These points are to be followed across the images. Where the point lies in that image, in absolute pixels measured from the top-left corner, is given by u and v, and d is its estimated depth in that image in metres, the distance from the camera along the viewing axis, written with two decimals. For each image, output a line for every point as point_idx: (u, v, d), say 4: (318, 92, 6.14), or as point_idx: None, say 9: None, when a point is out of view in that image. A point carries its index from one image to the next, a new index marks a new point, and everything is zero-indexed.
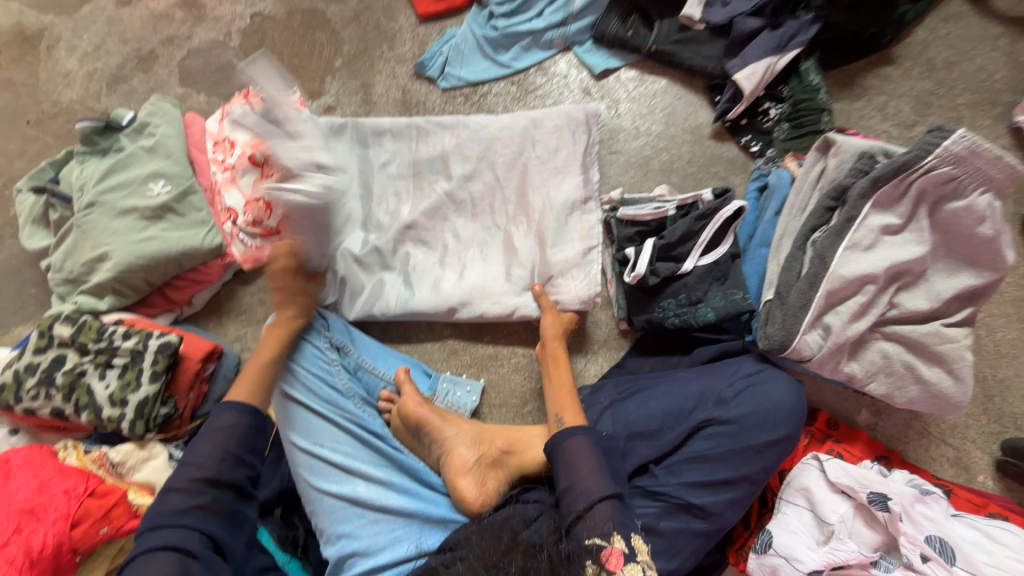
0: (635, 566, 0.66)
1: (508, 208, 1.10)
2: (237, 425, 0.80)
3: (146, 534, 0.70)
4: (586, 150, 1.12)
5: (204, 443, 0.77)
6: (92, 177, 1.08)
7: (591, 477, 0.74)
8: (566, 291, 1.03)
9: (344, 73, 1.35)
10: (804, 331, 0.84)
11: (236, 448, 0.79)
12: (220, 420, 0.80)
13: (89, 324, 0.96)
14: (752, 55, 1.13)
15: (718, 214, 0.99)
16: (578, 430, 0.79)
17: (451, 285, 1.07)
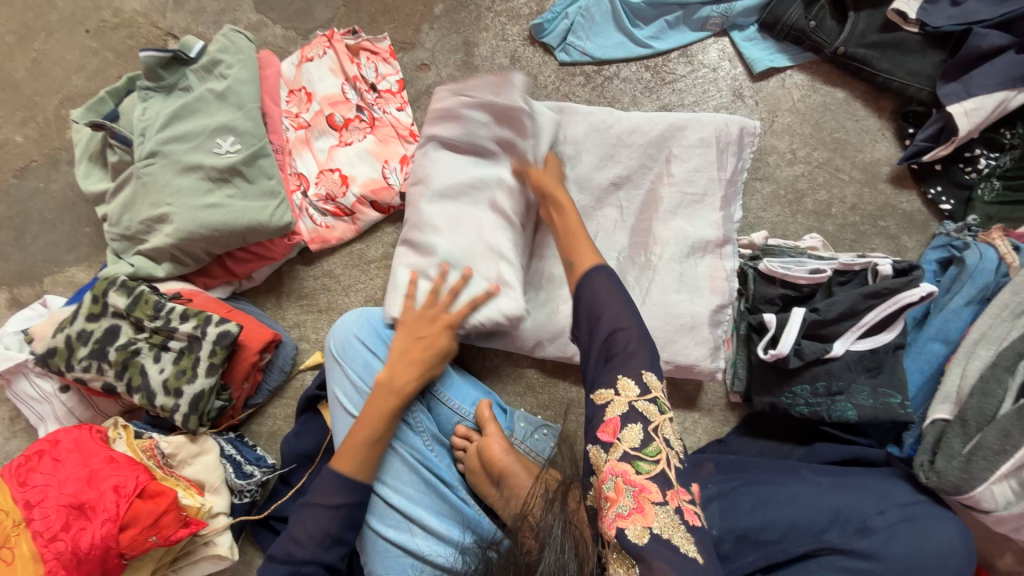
0: (635, 427, 0.55)
1: (617, 238, 0.95)
2: (344, 502, 0.72)
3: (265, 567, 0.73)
4: (729, 180, 0.93)
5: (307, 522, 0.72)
6: (155, 120, 0.93)
7: (613, 306, 0.62)
8: (679, 357, 0.86)
9: (444, 22, 1.12)
10: (993, 481, 0.67)
11: (337, 532, 0.72)
12: (325, 498, 0.72)
13: (145, 296, 0.86)
14: (981, 84, 0.87)
15: (896, 295, 0.79)
16: (600, 268, 0.65)
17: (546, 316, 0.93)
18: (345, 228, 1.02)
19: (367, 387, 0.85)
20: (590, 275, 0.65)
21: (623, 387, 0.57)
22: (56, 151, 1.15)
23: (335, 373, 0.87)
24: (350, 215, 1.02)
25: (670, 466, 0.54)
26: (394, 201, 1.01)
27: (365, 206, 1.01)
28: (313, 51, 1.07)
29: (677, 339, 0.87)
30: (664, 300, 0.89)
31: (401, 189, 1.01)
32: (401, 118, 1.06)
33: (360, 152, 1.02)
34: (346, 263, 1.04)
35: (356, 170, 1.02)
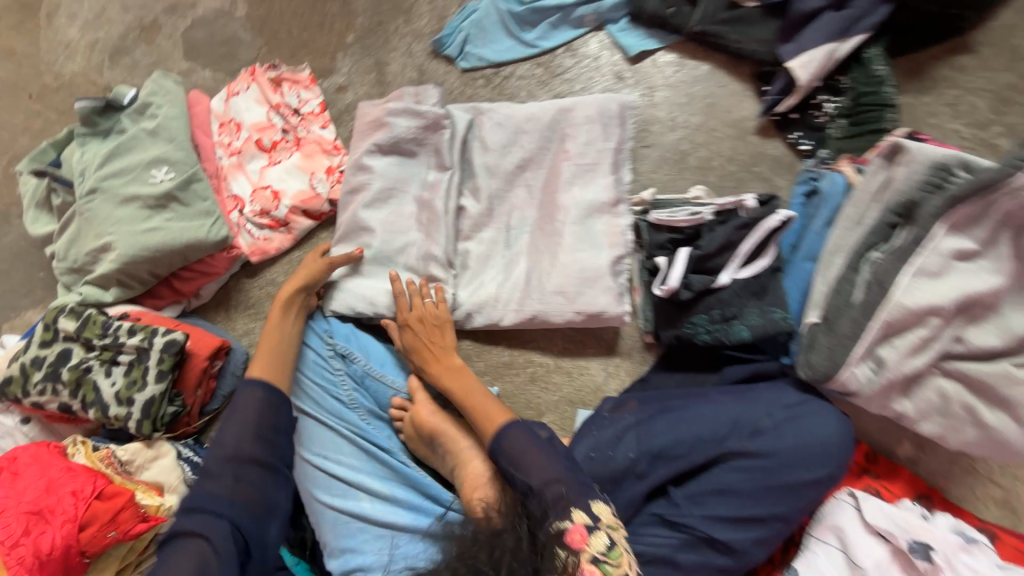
0: (601, 536, 0.64)
1: (528, 213, 1.06)
2: (265, 400, 0.79)
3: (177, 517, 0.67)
4: (616, 148, 1.05)
5: (229, 427, 0.75)
6: (93, 161, 1.03)
7: (538, 464, 0.72)
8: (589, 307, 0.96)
9: (357, 48, 1.25)
10: (852, 363, 0.76)
11: (263, 427, 0.77)
12: (247, 397, 0.79)
13: (93, 318, 0.93)
14: (811, 40, 1.01)
15: (761, 223, 0.91)
16: (514, 425, 0.77)
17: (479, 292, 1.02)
18: (282, 238, 1.10)
19: (300, 373, 0.92)
20: (519, 428, 0.77)
21: (577, 517, 0.65)
22: (6, 206, 1.22)
23: None
24: (285, 226, 1.10)
25: (630, 571, 0.63)
26: (324, 207, 1.11)
27: (298, 216, 1.10)
28: (239, 86, 1.19)
29: (584, 293, 0.96)
30: (570, 258, 0.98)
31: (329, 196, 1.11)
32: (325, 135, 1.17)
33: (289, 168, 1.12)
34: (287, 271, 1.12)
35: (286, 185, 1.11)
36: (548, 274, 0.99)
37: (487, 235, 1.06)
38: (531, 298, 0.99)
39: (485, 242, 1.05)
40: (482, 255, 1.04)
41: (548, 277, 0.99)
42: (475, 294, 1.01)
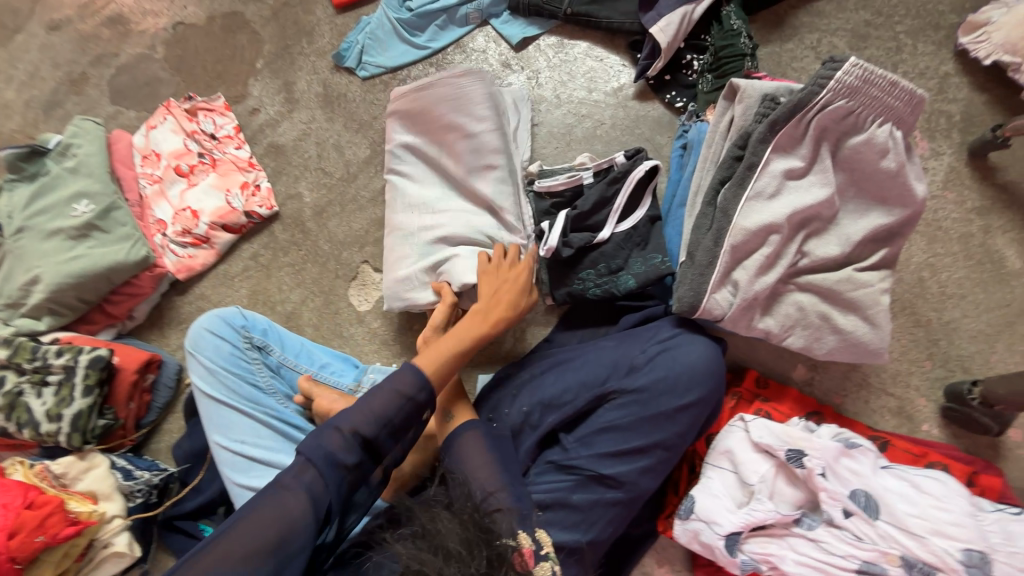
0: (546, 564, 0.68)
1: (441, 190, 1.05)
2: (414, 396, 0.74)
3: (298, 470, 0.68)
4: (486, 115, 1.01)
5: (371, 404, 0.72)
6: (19, 203, 1.11)
7: (480, 468, 0.74)
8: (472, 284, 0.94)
9: (267, 73, 1.34)
10: (712, 291, 0.80)
11: (399, 422, 0.73)
12: (401, 383, 0.74)
13: (23, 345, 0.99)
14: (666, 6, 1.08)
15: (630, 176, 0.96)
16: (470, 426, 0.79)
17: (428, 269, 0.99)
18: (206, 254, 1.17)
19: (217, 366, 0.95)
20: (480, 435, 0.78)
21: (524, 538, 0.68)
22: None
23: (191, 366, 0.96)
24: (207, 241, 1.17)
25: None
26: (241, 220, 1.18)
27: (218, 231, 1.18)
28: (156, 119, 1.27)
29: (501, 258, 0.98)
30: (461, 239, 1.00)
31: (245, 210, 1.18)
32: (240, 154, 1.25)
33: (206, 188, 1.20)
34: (214, 284, 1.19)
35: (205, 203, 1.19)
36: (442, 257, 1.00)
37: (400, 223, 1.04)
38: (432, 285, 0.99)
39: (396, 236, 1.04)
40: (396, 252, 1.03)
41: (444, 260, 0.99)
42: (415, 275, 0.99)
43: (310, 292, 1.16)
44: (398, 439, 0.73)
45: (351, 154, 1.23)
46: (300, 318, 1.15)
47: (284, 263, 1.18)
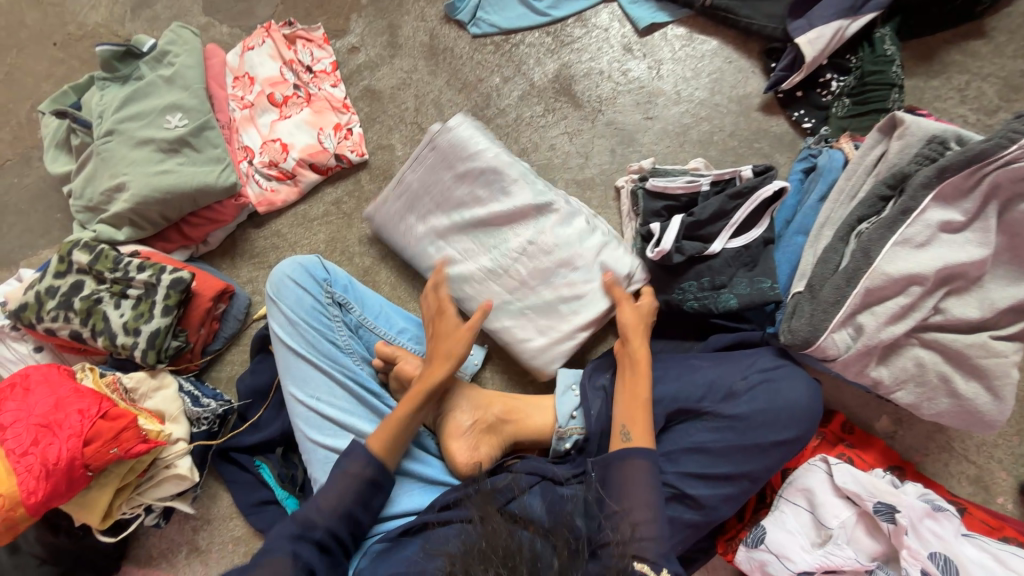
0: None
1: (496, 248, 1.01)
2: (363, 475, 0.77)
3: (263, 560, 0.70)
4: (486, 147, 1.00)
5: (327, 492, 0.76)
6: (111, 104, 1.06)
7: (628, 494, 0.74)
8: (621, 275, 0.96)
9: (371, 10, 1.26)
10: (832, 330, 0.77)
11: (354, 503, 0.76)
12: (351, 465, 0.78)
13: (106, 253, 0.97)
14: (820, 16, 1.01)
15: (756, 193, 0.91)
16: (639, 454, 0.76)
17: (537, 329, 0.98)
18: (289, 190, 1.14)
19: (298, 317, 0.93)
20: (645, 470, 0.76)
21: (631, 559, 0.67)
22: (29, 148, 1.28)
23: (272, 312, 0.94)
24: (293, 178, 1.14)
25: None
26: (330, 162, 1.14)
27: (305, 169, 1.13)
28: (253, 40, 1.21)
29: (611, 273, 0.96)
30: (563, 259, 0.98)
31: (335, 152, 1.14)
32: (335, 93, 1.20)
33: (298, 123, 1.15)
34: (292, 223, 1.15)
35: (295, 138, 1.15)
36: (552, 288, 0.98)
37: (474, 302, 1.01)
38: (561, 308, 0.98)
39: (497, 308, 1.00)
40: (506, 315, 1.00)
41: (556, 284, 0.98)
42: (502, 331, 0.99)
43: (389, 250, 1.13)
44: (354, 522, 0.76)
45: (450, 115, 1.18)
46: (377, 275, 1.13)
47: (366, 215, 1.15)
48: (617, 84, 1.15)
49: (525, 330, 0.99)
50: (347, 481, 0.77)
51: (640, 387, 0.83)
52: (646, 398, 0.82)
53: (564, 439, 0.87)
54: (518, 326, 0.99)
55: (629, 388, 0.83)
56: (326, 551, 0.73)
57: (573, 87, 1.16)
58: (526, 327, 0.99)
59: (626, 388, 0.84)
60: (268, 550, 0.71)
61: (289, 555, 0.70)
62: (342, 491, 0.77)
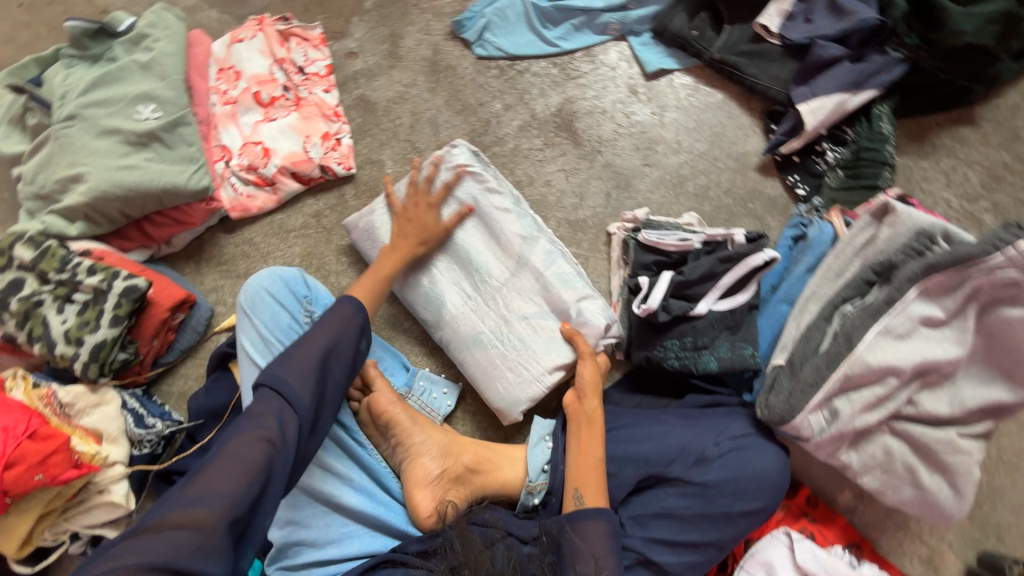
0: None
1: (477, 282, 0.99)
2: (351, 321, 0.80)
3: (257, 407, 0.69)
4: (491, 183, 1.01)
5: (312, 337, 0.76)
6: (77, 86, 0.98)
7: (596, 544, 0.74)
8: (584, 331, 0.94)
9: (373, 16, 1.21)
10: (808, 411, 0.77)
11: (344, 346, 0.78)
12: (338, 312, 0.80)
13: (53, 251, 0.89)
14: (823, 87, 1.02)
15: (746, 260, 0.91)
16: (600, 513, 0.76)
17: (511, 372, 0.94)
18: (266, 198, 1.07)
19: (271, 335, 0.87)
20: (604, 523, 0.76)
21: None
22: None
23: (243, 326, 0.88)
24: (271, 185, 1.07)
25: None
26: (314, 172, 1.08)
27: (286, 177, 1.07)
28: (244, 32, 1.14)
29: (584, 322, 0.94)
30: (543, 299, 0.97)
31: (321, 162, 1.08)
32: (327, 99, 1.13)
33: (284, 127, 1.09)
34: (266, 232, 1.09)
35: (278, 143, 1.08)
36: (530, 326, 0.96)
37: (454, 334, 0.97)
38: (529, 347, 0.95)
39: (469, 338, 0.97)
40: (479, 347, 0.96)
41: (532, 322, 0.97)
42: (477, 365, 0.95)
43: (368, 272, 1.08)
44: (343, 367, 0.77)
45: (446, 136, 1.14)
46: None
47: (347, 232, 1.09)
48: (618, 126, 1.13)
49: (501, 371, 0.95)
50: (330, 329, 0.78)
51: (595, 447, 0.82)
52: (598, 459, 0.82)
53: (533, 494, 0.85)
54: (495, 368, 0.95)
55: (583, 447, 0.83)
56: (314, 412, 0.73)
57: (574, 123, 1.14)
58: (501, 370, 0.95)
59: (578, 446, 0.83)
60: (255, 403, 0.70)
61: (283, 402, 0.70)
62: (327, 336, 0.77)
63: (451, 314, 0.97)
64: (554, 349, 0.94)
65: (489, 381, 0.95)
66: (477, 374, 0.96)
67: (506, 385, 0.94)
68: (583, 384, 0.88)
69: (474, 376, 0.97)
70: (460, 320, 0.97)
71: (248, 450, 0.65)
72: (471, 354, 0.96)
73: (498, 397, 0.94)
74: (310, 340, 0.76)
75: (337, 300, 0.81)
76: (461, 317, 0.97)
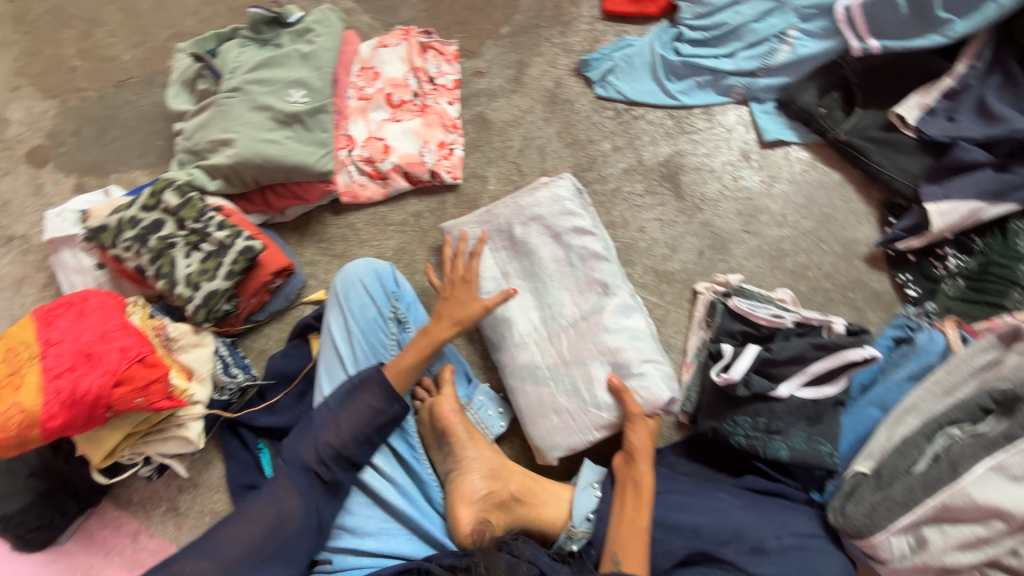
0: None
1: (547, 317, 1.00)
2: (381, 408, 0.84)
3: (282, 484, 0.79)
4: (585, 224, 1.02)
5: (342, 421, 0.83)
6: (246, 64, 1.10)
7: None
8: (640, 395, 0.92)
9: (506, 42, 1.28)
10: (892, 532, 0.73)
11: (370, 434, 0.84)
12: (370, 398, 0.85)
13: (194, 202, 0.99)
14: (957, 190, 0.96)
15: (842, 352, 0.86)
16: None
17: (557, 413, 0.95)
18: (375, 190, 1.15)
19: (357, 325, 0.93)
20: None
21: None
22: (154, 73, 1.34)
23: (333, 309, 0.94)
24: (383, 179, 1.15)
25: None
26: (424, 176, 1.15)
27: (398, 175, 1.14)
28: (390, 39, 1.25)
29: (643, 385, 0.92)
30: (607, 351, 0.95)
31: (432, 167, 1.15)
32: (448, 111, 1.21)
33: (407, 130, 1.17)
34: (368, 221, 1.16)
35: (399, 143, 1.16)
36: (587, 374, 0.95)
37: (511, 362, 0.99)
38: (582, 395, 0.94)
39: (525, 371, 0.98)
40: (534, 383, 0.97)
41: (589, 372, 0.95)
42: (526, 400, 0.96)
43: None
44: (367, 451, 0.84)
45: (551, 165, 1.18)
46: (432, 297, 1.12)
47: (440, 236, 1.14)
48: (724, 187, 1.13)
49: (547, 412, 0.95)
50: (360, 409, 0.84)
51: (639, 519, 0.80)
52: (644, 527, 0.80)
53: (572, 539, 0.84)
54: (542, 407, 0.96)
55: (626, 515, 0.81)
56: (330, 490, 0.81)
57: (679, 176, 1.14)
58: (547, 410, 0.95)
59: (622, 508, 0.82)
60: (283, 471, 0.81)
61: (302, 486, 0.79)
62: (356, 420, 0.84)
63: (513, 343, 0.99)
64: (605, 404, 0.93)
65: (533, 419, 0.96)
66: (523, 408, 0.97)
67: (549, 427, 0.95)
68: (637, 456, 0.86)
69: (520, 408, 0.98)
70: (521, 351, 0.98)
71: (267, 518, 0.76)
72: (522, 386, 0.97)
73: (538, 436, 0.95)
74: (342, 424, 0.83)
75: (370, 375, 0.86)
76: (523, 348, 0.98)
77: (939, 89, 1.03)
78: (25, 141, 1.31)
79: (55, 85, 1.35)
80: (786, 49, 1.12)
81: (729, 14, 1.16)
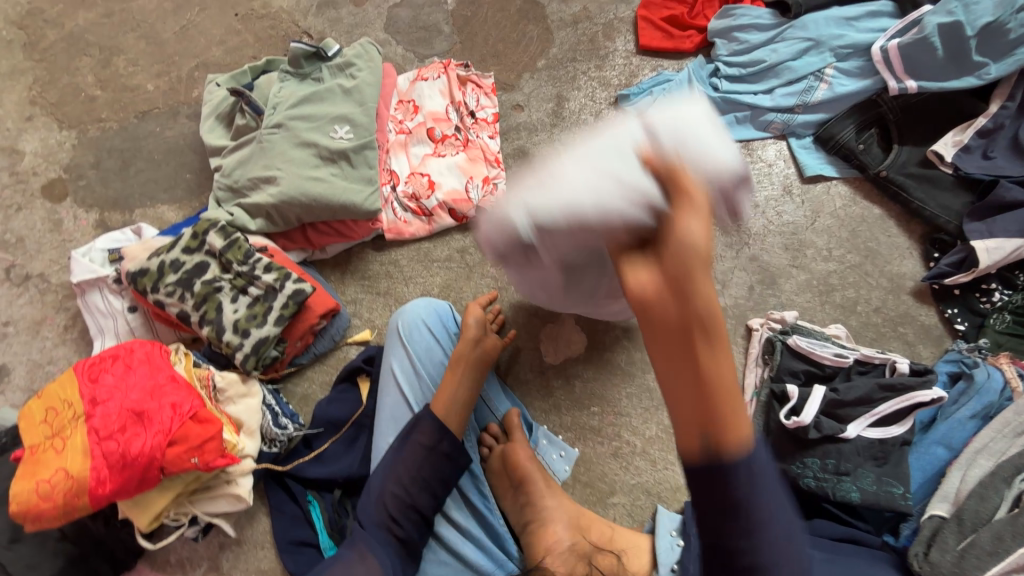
0: None
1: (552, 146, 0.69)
2: (433, 445, 0.83)
3: (356, 546, 0.78)
4: None
5: (401, 470, 0.82)
6: (288, 99, 1.08)
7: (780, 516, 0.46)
8: (698, 162, 0.53)
9: (544, 75, 1.27)
10: None
11: (429, 475, 0.82)
12: (422, 436, 0.83)
13: (240, 243, 0.95)
14: (1002, 228, 0.99)
15: (910, 393, 0.87)
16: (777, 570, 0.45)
17: (563, 185, 0.57)
18: (419, 226, 1.12)
19: (422, 367, 0.92)
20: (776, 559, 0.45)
21: None
22: (179, 103, 1.29)
23: (395, 350, 0.93)
24: (428, 216, 1.12)
25: None
26: (470, 212, 1.13)
27: (444, 211, 1.12)
28: (429, 72, 1.22)
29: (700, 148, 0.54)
30: (617, 125, 0.59)
31: (478, 204, 1.13)
32: (491, 145, 1.19)
33: (451, 165, 1.15)
34: (412, 257, 1.13)
35: (443, 178, 1.14)
36: (593, 147, 0.57)
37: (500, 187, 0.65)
38: (588, 161, 0.57)
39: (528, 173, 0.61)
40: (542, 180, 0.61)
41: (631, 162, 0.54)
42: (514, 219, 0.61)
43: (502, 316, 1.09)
44: (433, 499, 0.82)
45: None
46: None
47: (487, 272, 1.12)
48: (769, 222, 1.14)
49: (546, 196, 0.57)
50: (414, 453, 0.83)
51: (685, 373, 0.44)
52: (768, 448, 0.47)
53: None
54: (540, 198, 0.58)
55: (673, 362, 0.44)
56: (402, 548, 0.80)
57: None
58: (549, 190, 0.57)
59: (728, 391, 0.44)
60: (359, 536, 0.79)
61: (374, 545, 0.78)
62: (414, 465, 0.82)
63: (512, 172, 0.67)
64: (619, 161, 0.54)
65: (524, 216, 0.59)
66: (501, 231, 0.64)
67: (549, 206, 0.57)
68: (687, 248, 0.45)
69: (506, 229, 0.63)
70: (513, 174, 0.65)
71: None
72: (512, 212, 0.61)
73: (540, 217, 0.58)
74: (399, 468, 0.82)
75: (418, 417, 0.85)
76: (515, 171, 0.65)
77: (974, 127, 1.06)
78: (40, 174, 1.24)
79: (71, 114, 1.29)
80: (824, 86, 1.14)
81: (765, 52, 1.18)
